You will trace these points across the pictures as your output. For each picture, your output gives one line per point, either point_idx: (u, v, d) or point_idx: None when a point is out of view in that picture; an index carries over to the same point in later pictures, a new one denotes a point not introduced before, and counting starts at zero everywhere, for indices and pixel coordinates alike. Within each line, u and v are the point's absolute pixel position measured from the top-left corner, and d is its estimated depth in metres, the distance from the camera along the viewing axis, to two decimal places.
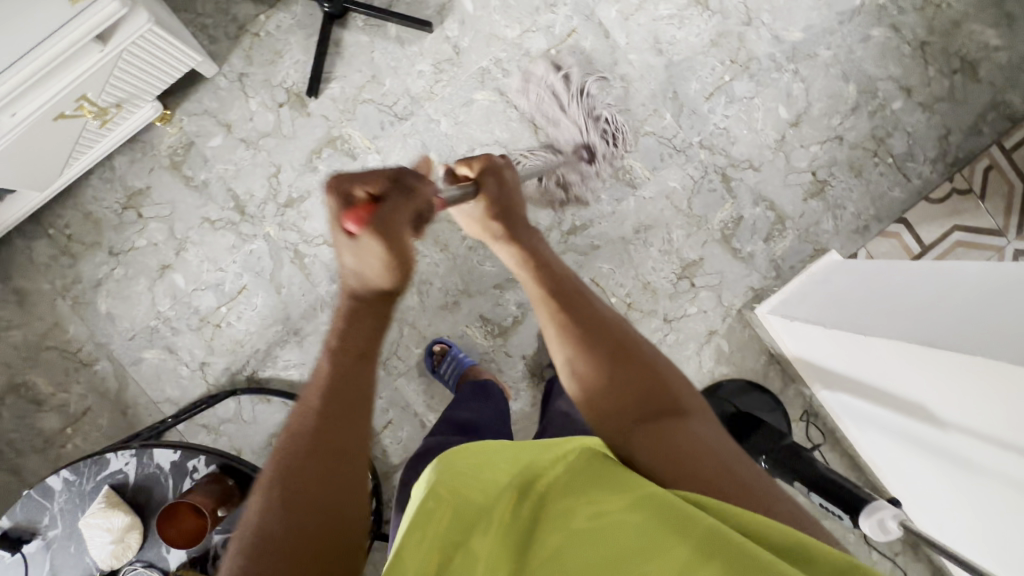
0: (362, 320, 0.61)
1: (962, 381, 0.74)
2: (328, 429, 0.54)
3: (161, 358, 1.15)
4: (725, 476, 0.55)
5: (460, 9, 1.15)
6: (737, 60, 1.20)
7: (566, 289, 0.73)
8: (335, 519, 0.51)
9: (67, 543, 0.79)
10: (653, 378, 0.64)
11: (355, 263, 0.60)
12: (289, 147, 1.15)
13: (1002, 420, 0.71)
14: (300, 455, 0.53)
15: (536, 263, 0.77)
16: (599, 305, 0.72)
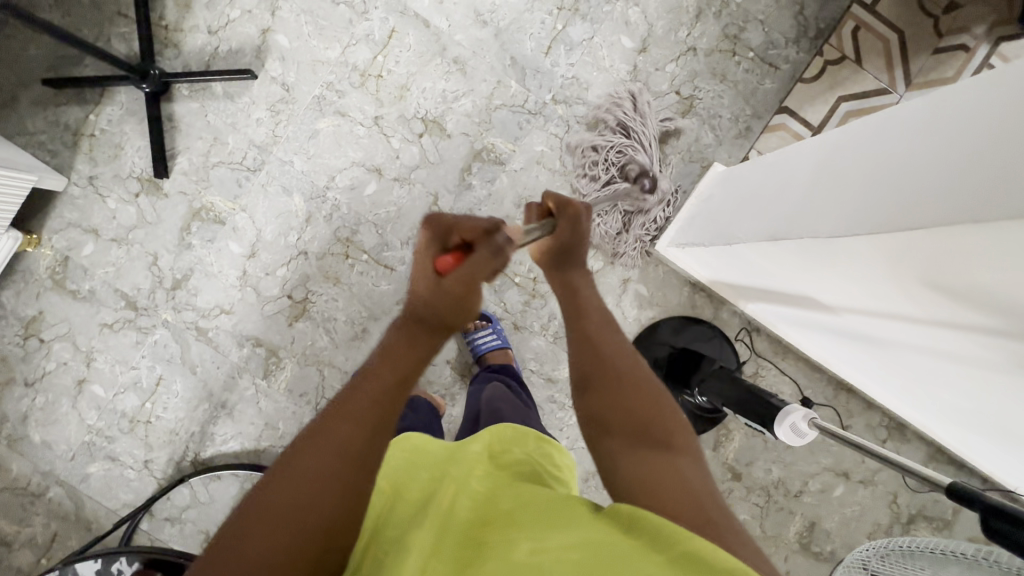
0: (413, 354, 0.55)
1: (864, 278, 0.64)
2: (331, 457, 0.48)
3: (107, 467, 1.18)
4: (695, 506, 0.48)
5: (277, 47, 1.15)
6: (565, 6, 1.17)
7: (602, 327, 0.68)
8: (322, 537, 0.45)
9: None
10: (654, 405, 0.59)
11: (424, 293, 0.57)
12: (158, 232, 1.16)
13: (879, 298, 0.66)
14: (317, 446, 0.48)
15: (584, 304, 0.70)
16: (614, 338, 0.66)
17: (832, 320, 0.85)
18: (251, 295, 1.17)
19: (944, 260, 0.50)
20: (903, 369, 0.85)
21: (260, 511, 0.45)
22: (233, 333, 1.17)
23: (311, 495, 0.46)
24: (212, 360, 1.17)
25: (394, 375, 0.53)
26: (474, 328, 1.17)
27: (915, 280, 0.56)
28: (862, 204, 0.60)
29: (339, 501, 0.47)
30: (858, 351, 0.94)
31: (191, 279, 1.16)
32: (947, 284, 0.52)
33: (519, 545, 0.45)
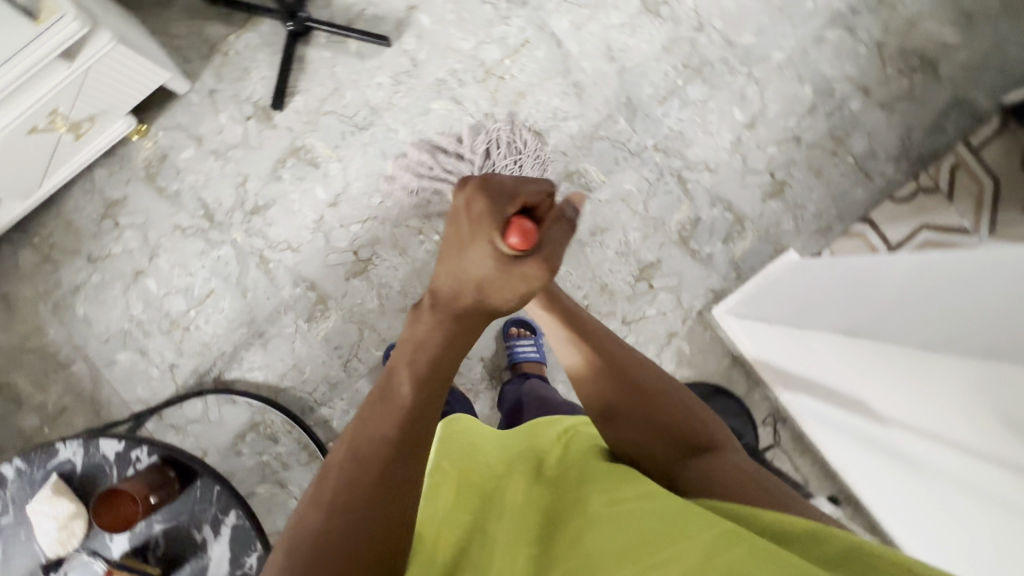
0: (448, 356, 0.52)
1: (899, 400, 0.72)
2: (370, 486, 0.45)
3: (134, 359, 1.20)
4: (756, 484, 0.51)
5: (418, 24, 1.21)
6: (690, 65, 1.22)
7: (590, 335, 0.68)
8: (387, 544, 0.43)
9: (16, 531, 0.84)
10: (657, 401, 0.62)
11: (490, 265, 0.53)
12: (256, 157, 1.21)
13: (921, 413, 0.68)
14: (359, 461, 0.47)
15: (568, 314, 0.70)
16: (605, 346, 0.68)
17: (857, 438, 0.92)
18: (320, 241, 1.21)
19: (969, 394, 0.59)
20: (907, 498, 0.85)
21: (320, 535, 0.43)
22: (292, 271, 1.21)
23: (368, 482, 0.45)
24: (264, 290, 1.21)
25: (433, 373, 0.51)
26: (517, 335, 1.20)
27: (941, 412, 0.64)
28: (921, 324, 0.69)
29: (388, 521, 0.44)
30: (874, 468, 0.94)
31: (271, 210, 1.21)
32: (961, 424, 0.61)
33: (593, 502, 0.48)
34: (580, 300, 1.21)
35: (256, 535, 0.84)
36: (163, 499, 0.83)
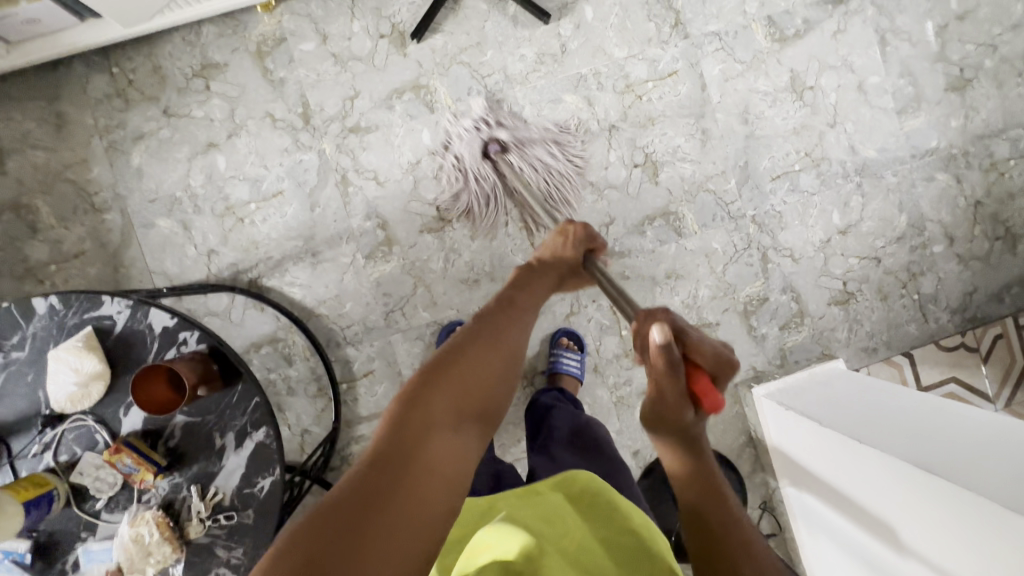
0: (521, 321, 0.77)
1: (906, 519, 0.80)
2: (438, 377, 0.64)
3: (173, 230, 1.13)
4: None
5: (580, 14, 1.19)
6: (812, 156, 1.25)
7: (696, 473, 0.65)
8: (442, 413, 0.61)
9: (26, 371, 0.77)
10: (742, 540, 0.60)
11: (654, 398, 0.63)
12: (375, 78, 1.15)
13: (956, 552, 0.71)
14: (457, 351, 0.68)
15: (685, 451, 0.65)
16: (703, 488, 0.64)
17: (842, 543, 0.97)
18: (407, 184, 1.16)
19: (976, 527, 0.68)
20: None
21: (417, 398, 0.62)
22: (368, 203, 1.16)
23: (451, 371, 0.65)
24: (333, 210, 1.15)
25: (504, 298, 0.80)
26: (565, 347, 1.18)
27: (946, 541, 0.72)
28: (983, 473, 0.73)
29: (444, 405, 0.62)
30: None
31: (370, 135, 1.15)
32: (968, 555, 0.69)
33: None
34: (632, 332, 1.22)
35: (277, 461, 0.80)
36: (205, 393, 0.78)
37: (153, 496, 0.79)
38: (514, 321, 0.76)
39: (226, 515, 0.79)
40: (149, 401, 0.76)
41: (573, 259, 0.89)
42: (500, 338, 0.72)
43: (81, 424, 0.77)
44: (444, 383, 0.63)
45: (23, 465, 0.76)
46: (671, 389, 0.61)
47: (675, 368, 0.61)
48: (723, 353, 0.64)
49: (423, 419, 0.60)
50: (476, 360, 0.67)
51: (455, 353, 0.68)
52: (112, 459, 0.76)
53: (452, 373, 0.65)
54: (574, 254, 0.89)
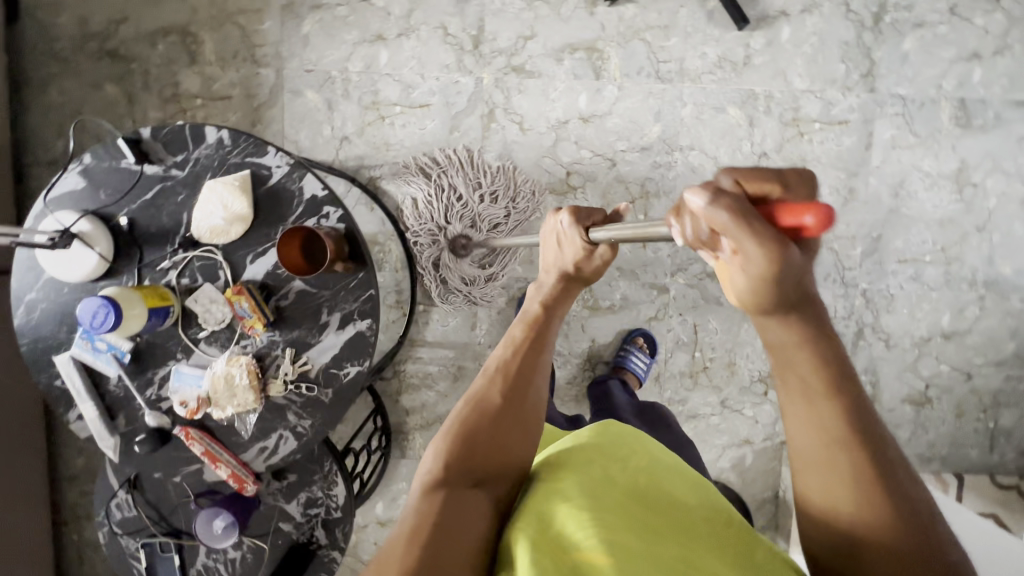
0: (529, 359, 0.62)
1: None
2: (466, 439, 0.56)
3: (317, 105, 1.16)
4: None
5: (776, 31, 1.15)
6: (947, 252, 1.19)
7: (809, 381, 0.45)
8: (473, 478, 0.54)
9: (179, 190, 0.81)
10: (891, 473, 0.45)
11: (743, 276, 0.39)
12: (555, 27, 1.15)
13: None
14: (475, 403, 0.58)
15: (800, 347, 0.45)
16: (825, 418, 0.45)
17: None
18: (547, 140, 1.16)
19: None
20: None
21: (441, 463, 0.54)
22: (505, 144, 1.16)
23: (474, 427, 0.56)
24: (471, 139, 1.16)
25: (524, 326, 0.65)
26: (638, 347, 1.17)
27: None
28: None
29: (476, 461, 0.55)
30: None
31: (530, 80, 1.15)
32: None
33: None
34: (705, 356, 1.20)
35: (370, 354, 0.81)
36: (339, 270, 0.80)
37: (251, 344, 0.82)
38: (525, 367, 0.61)
39: (308, 385, 0.82)
40: (292, 265, 0.79)
41: (583, 262, 0.65)
42: (511, 390, 0.59)
43: (209, 256, 0.81)
44: (464, 450, 0.55)
45: (149, 275, 0.81)
46: (758, 248, 0.36)
47: (751, 213, 0.36)
48: (778, 176, 0.39)
49: (440, 511, 0.50)
50: (496, 415, 0.57)
51: (472, 410, 0.58)
52: (231, 299, 0.79)
53: (463, 441, 0.55)
54: (577, 247, 0.64)
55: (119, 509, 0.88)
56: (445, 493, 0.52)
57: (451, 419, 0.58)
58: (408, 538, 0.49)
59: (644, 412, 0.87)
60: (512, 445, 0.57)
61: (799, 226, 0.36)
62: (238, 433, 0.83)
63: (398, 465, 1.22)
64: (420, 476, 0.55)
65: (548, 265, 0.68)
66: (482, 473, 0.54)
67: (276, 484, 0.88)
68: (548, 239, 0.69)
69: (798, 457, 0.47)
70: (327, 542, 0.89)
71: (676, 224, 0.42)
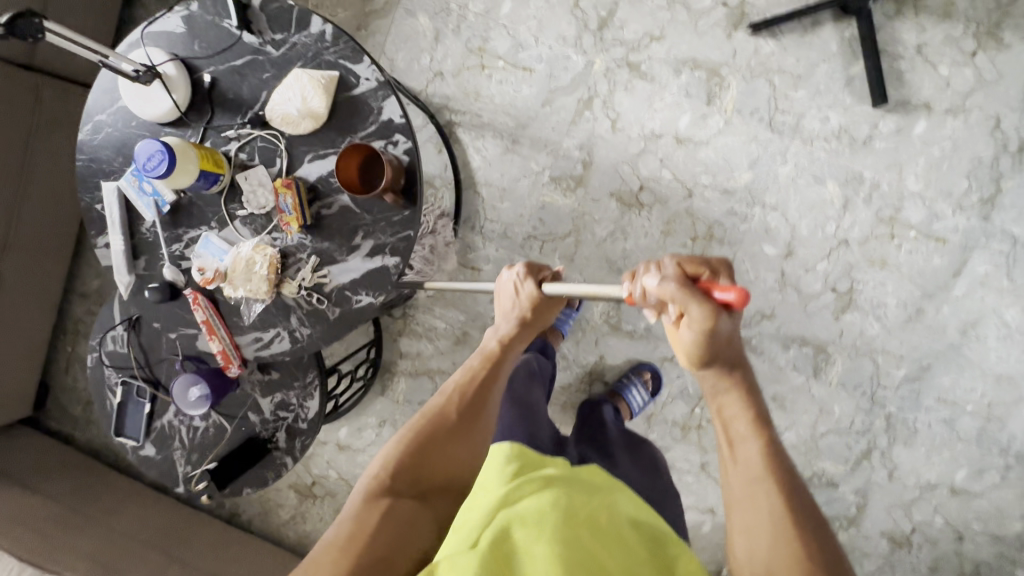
0: (487, 382, 0.65)
1: None
2: (416, 452, 0.58)
3: (425, 32, 1.16)
4: None
5: (911, 121, 1.06)
6: (990, 408, 1.10)
7: (731, 430, 0.52)
8: (414, 487, 0.56)
9: (267, 68, 0.80)
10: (816, 532, 0.46)
11: (688, 332, 0.49)
12: (686, 36, 1.09)
13: None
14: (432, 418, 0.61)
15: (725, 392, 0.53)
16: (747, 456, 0.50)
17: None
18: (633, 147, 1.11)
19: None
20: None
21: (386, 471, 0.57)
22: (591, 135, 1.12)
23: (425, 440, 0.59)
24: (559, 118, 1.12)
25: (488, 354, 0.68)
26: (642, 381, 1.13)
27: None
28: None
29: (419, 474, 0.57)
30: None
31: (640, 81, 1.10)
32: None
33: None
34: (703, 414, 1.16)
35: (388, 291, 0.80)
36: (388, 200, 0.79)
37: (281, 239, 0.82)
38: (480, 393, 0.64)
39: (319, 298, 0.82)
40: (347, 180, 0.76)
41: (537, 307, 0.69)
42: (466, 412, 0.62)
43: (273, 140, 0.80)
44: (412, 461, 0.58)
45: (211, 137, 0.81)
46: (701, 311, 0.48)
47: (693, 288, 0.48)
48: (706, 261, 0.52)
49: (375, 525, 0.53)
50: (448, 432, 0.60)
51: (428, 423, 0.60)
52: (278, 189, 0.79)
53: (412, 453, 0.58)
54: (533, 293, 0.69)
55: (112, 342, 0.91)
56: (388, 500, 0.55)
57: (405, 429, 0.60)
58: (339, 550, 0.51)
59: (634, 447, 0.83)
60: (457, 464, 0.59)
61: (725, 299, 0.48)
62: (240, 316, 0.84)
63: (374, 400, 1.23)
64: (365, 476, 0.57)
65: (507, 310, 0.72)
66: (422, 484, 0.57)
67: (258, 375, 0.90)
68: (504, 290, 0.73)
69: (729, 497, 0.50)
70: (285, 446, 0.91)
71: (635, 292, 0.53)
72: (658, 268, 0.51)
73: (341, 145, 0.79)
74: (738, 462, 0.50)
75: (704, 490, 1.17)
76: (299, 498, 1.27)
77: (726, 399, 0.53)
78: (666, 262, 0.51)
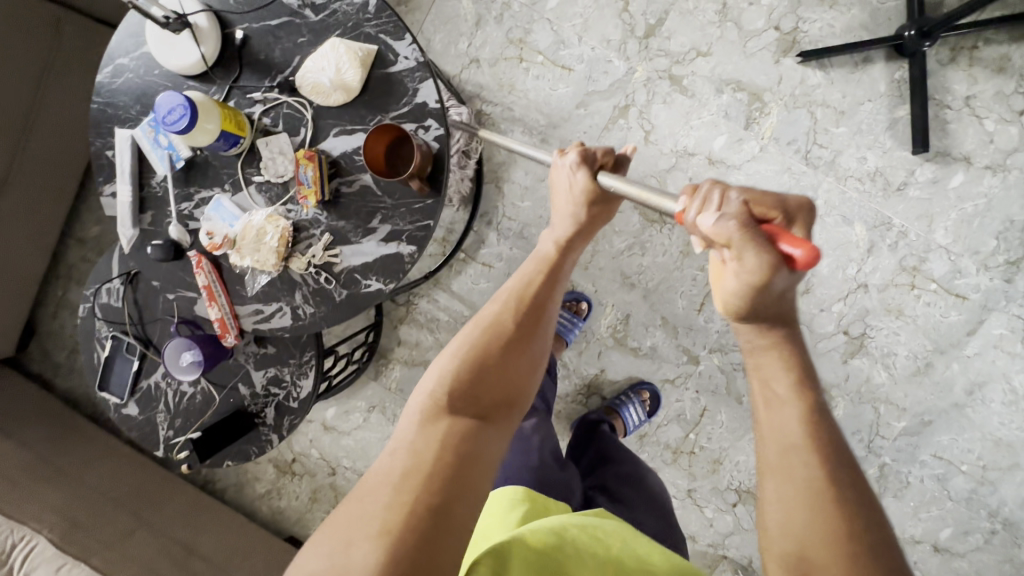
0: (545, 287, 0.63)
1: None
2: (470, 368, 0.55)
3: (467, 18, 1.13)
4: None
5: (948, 173, 1.04)
6: (985, 472, 1.08)
7: (767, 392, 0.47)
8: (473, 403, 0.53)
9: (303, 33, 0.77)
10: (861, 496, 0.41)
11: (733, 278, 0.43)
12: (733, 56, 1.06)
13: None
14: (486, 331, 0.58)
15: (767, 352, 0.47)
16: (784, 421, 0.44)
17: None
18: (664, 162, 1.08)
19: None
20: None
21: (442, 392, 0.53)
22: (622, 144, 1.09)
23: (480, 356, 0.56)
24: (592, 123, 1.09)
25: (541, 258, 0.67)
26: (640, 400, 1.11)
27: None
28: None
29: (475, 389, 0.54)
30: None
31: (680, 96, 1.07)
32: None
33: None
34: (696, 440, 1.14)
35: (399, 278, 0.78)
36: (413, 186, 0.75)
37: (295, 212, 0.79)
38: (537, 300, 0.62)
39: (327, 277, 0.79)
40: (373, 162, 0.73)
41: (593, 199, 0.66)
42: (522, 321, 0.59)
43: (299, 109, 0.77)
44: (469, 378, 0.54)
45: (236, 98, 0.78)
46: (758, 257, 0.40)
47: (756, 229, 0.41)
48: (775, 207, 0.45)
49: (435, 453, 0.49)
50: (506, 344, 0.57)
51: (483, 336, 0.57)
52: (299, 161, 0.76)
53: (468, 369, 0.55)
54: (586, 184, 0.65)
55: (107, 295, 0.88)
56: (446, 422, 0.51)
57: (459, 344, 0.57)
58: (400, 478, 0.46)
59: (631, 479, 0.78)
60: (514, 378, 0.57)
61: (789, 255, 0.41)
62: (243, 286, 0.81)
63: (365, 385, 1.21)
64: (421, 397, 0.53)
65: (560, 210, 0.69)
66: (481, 401, 0.54)
67: (254, 348, 0.87)
68: (559, 184, 0.69)
69: (760, 465, 0.45)
70: (272, 423, 0.88)
71: (687, 215, 0.47)
72: (714, 200, 0.45)
73: (371, 123, 0.76)
74: (776, 425, 0.45)
75: (686, 518, 1.15)
76: (277, 474, 1.25)
77: (772, 355, 0.46)
78: (726, 194, 0.45)
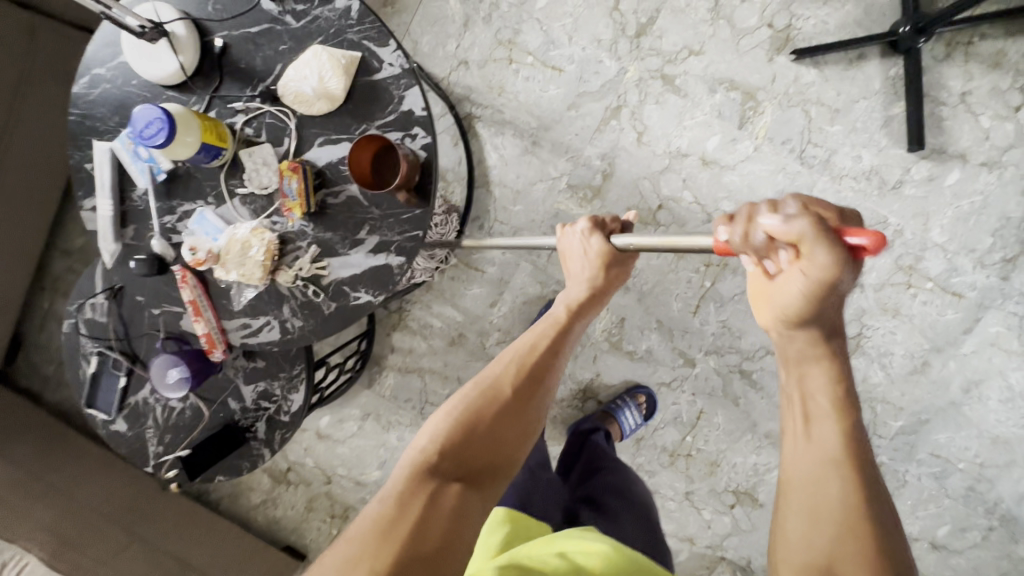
0: (548, 354, 0.65)
1: None
2: (462, 430, 0.57)
3: (455, 19, 1.11)
4: None
5: (944, 170, 1.03)
6: (982, 469, 1.07)
7: (809, 404, 0.48)
8: (462, 463, 0.55)
9: (284, 40, 0.75)
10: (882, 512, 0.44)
11: (801, 278, 0.40)
12: (726, 54, 1.04)
13: None
14: (484, 393, 0.60)
15: (813, 365, 0.48)
16: (823, 435, 0.47)
17: None
18: (657, 163, 1.06)
19: None
20: None
21: (431, 450, 0.56)
22: (615, 146, 1.07)
23: (473, 416, 0.58)
24: (583, 124, 1.08)
25: (547, 323, 0.68)
26: (636, 404, 1.10)
27: None
28: None
29: (465, 450, 0.56)
30: None
31: (672, 95, 1.05)
32: None
33: None
34: (693, 443, 1.13)
35: (389, 290, 0.76)
36: (401, 198, 0.74)
37: (281, 224, 0.77)
38: (537, 367, 0.63)
39: (315, 290, 0.77)
40: (360, 173, 0.71)
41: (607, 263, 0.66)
42: (520, 387, 0.61)
43: (283, 118, 0.75)
44: (460, 440, 0.56)
45: (217, 108, 0.76)
46: (827, 258, 0.37)
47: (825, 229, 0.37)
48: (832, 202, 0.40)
49: (417, 511, 0.51)
50: (500, 408, 0.59)
51: (480, 400, 0.60)
52: (283, 172, 0.74)
53: (460, 430, 0.57)
54: (602, 248, 0.65)
55: (91, 310, 0.86)
56: (431, 483, 0.53)
57: (455, 403, 0.60)
58: (382, 533, 0.49)
59: (621, 493, 0.77)
60: (505, 443, 0.58)
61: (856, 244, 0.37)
62: (229, 300, 0.79)
63: (359, 393, 1.20)
64: (412, 453, 0.57)
65: (574, 274, 0.69)
66: (469, 464, 0.55)
67: (243, 362, 0.85)
68: (571, 251, 0.70)
69: (791, 474, 0.47)
70: (263, 437, 0.87)
71: (732, 234, 0.42)
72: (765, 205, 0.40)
73: (356, 132, 0.74)
74: (813, 438, 0.47)
75: (684, 519, 1.14)
76: (272, 483, 1.24)
77: (816, 368, 0.48)
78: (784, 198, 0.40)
